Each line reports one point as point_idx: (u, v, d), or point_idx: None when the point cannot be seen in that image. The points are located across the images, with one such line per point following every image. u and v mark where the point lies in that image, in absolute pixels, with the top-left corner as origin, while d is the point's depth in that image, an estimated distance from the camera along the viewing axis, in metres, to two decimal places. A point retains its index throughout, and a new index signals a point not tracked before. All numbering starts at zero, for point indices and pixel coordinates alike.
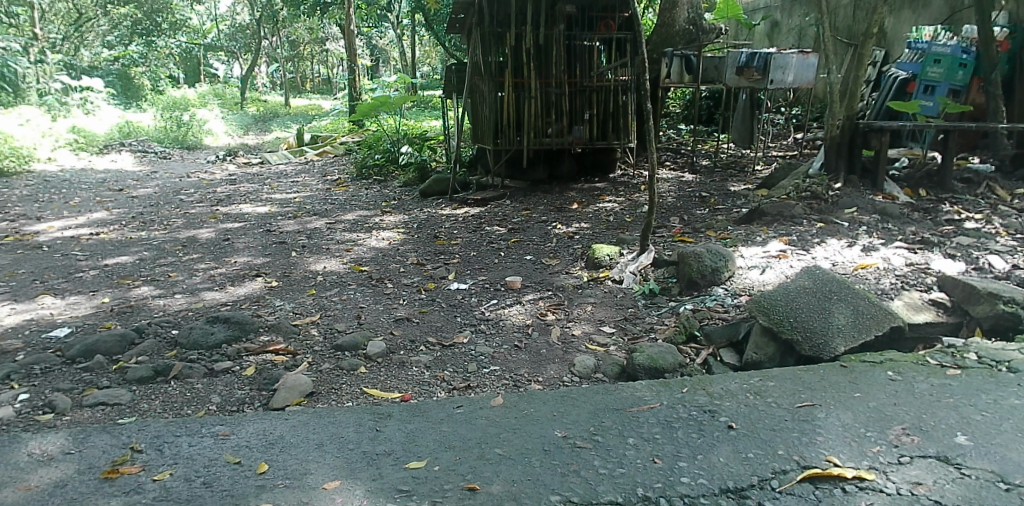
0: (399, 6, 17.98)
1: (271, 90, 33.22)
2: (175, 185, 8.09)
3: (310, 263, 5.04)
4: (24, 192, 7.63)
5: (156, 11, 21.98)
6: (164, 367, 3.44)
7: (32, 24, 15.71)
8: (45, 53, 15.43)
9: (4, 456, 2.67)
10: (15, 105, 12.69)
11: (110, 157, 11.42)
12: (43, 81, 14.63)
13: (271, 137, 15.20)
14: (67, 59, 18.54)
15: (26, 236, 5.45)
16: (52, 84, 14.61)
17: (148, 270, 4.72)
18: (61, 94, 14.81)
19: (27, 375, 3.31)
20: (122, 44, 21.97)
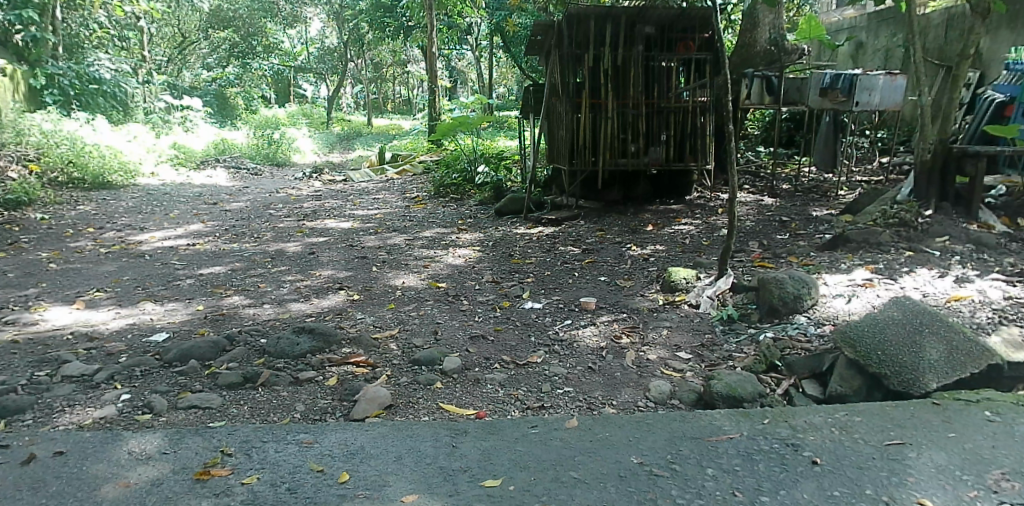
0: (479, 28, 18.36)
1: (354, 110, 34.46)
2: (265, 200, 8.48)
3: (390, 278, 5.18)
4: (130, 204, 8.15)
5: (251, 34, 23.26)
6: (253, 374, 3.58)
7: (141, 48, 16.90)
8: (152, 75, 16.61)
9: (108, 453, 2.84)
10: (124, 122, 13.62)
11: (206, 173, 12.10)
12: (149, 100, 15.69)
13: (354, 155, 15.73)
14: (171, 80, 19.87)
15: (130, 245, 5.82)
16: (156, 103, 15.64)
17: (239, 281, 4.95)
18: (164, 113, 15.83)
19: (129, 376, 3.51)
20: (219, 66, 23.18)
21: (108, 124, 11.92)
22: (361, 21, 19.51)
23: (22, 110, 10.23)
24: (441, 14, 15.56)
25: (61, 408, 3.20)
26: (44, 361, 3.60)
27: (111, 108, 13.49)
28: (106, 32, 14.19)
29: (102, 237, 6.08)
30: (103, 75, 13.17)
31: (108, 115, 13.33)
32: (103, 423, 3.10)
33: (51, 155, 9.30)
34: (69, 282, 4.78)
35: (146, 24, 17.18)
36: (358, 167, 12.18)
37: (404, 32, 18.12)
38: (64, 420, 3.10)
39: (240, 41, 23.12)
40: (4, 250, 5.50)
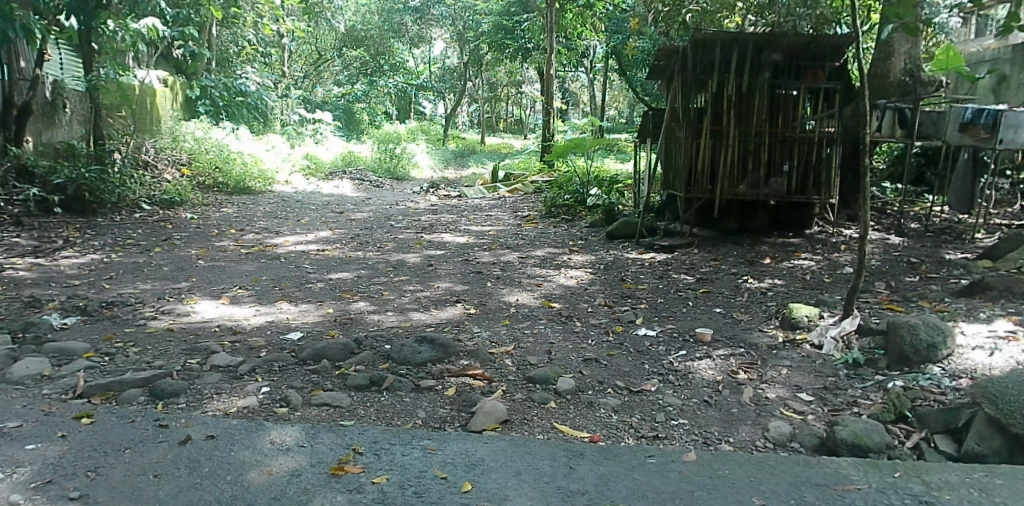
0: (595, 51, 18.57)
1: (467, 128, 35.45)
2: (387, 212, 8.88)
3: (504, 294, 5.27)
4: (267, 209, 8.75)
5: (378, 54, 24.58)
6: (378, 378, 3.75)
7: (281, 63, 18.17)
8: (289, 89, 17.90)
9: (252, 441, 3.07)
10: (263, 133, 14.68)
11: (333, 183, 12.82)
12: (285, 113, 16.90)
13: (469, 172, 16.12)
14: (305, 94, 21.38)
15: (268, 247, 6.24)
16: (292, 117, 16.75)
17: (364, 287, 5.19)
18: (297, 125, 16.93)
19: (269, 370, 3.76)
20: (350, 82, 25.21)
21: (250, 134, 12.91)
22: (481, 41, 20.15)
23: (179, 118, 11.26)
24: (561, 37, 15.82)
25: (210, 395, 3.48)
26: (194, 351, 3.91)
27: (253, 119, 14.56)
28: (252, 49, 15.39)
29: (243, 238, 6.56)
30: (248, 88, 14.25)
31: (250, 125, 14.43)
32: (246, 412, 3.34)
33: (202, 161, 10.18)
34: (215, 278, 5.18)
35: (287, 42, 18.54)
36: (472, 184, 12.54)
37: (524, 53, 18.58)
38: (212, 407, 3.37)
39: (369, 59, 24.54)
40: (160, 245, 6.05)
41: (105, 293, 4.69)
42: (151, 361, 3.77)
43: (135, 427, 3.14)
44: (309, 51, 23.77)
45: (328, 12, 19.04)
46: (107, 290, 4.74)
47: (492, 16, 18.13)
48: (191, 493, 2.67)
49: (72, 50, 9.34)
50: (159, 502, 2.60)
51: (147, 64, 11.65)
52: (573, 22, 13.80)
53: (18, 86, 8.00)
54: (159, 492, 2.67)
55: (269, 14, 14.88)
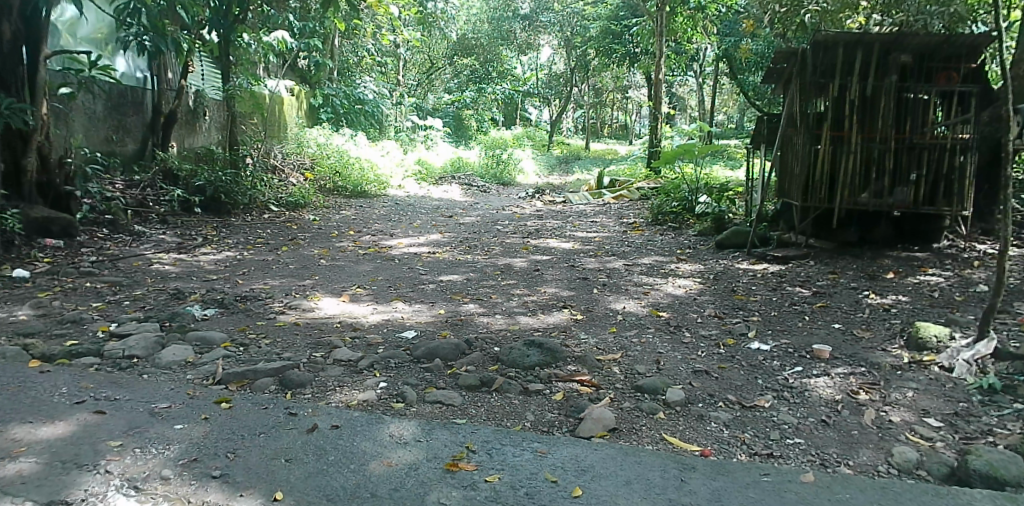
0: (706, 55, 18.13)
1: (571, 134, 35.52)
2: (494, 216, 9.06)
3: (611, 301, 5.26)
4: (382, 212, 9.15)
5: (488, 61, 25.03)
6: (488, 379, 3.84)
7: (396, 72, 18.92)
8: (403, 97, 18.61)
9: (372, 433, 3.24)
10: (379, 139, 15.36)
11: (443, 188, 13.21)
12: (399, 120, 17.59)
13: (574, 178, 16.15)
14: (417, 102, 22.19)
15: (383, 248, 6.54)
16: (404, 124, 17.43)
17: (473, 290, 5.32)
18: (410, 131, 17.60)
19: (386, 366, 3.95)
20: (459, 90, 24.74)
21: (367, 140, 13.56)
22: (589, 47, 20.14)
23: (303, 126, 12.02)
24: (672, 41, 15.57)
25: (333, 387, 3.69)
26: (318, 344, 4.16)
27: (369, 126, 15.26)
28: (371, 60, 16.21)
29: (361, 239, 6.90)
30: (366, 97, 14.97)
31: (367, 132, 15.14)
32: (366, 405, 3.52)
33: (323, 166, 10.80)
34: (336, 277, 5.48)
35: (403, 52, 19.30)
36: (578, 190, 12.56)
37: (633, 57, 18.43)
38: (335, 398, 3.57)
39: (479, 67, 24.87)
40: (287, 244, 6.47)
41: (240, 287, 5.07)
42: (280, 352, 4.04)
43: (267, 413, 3.38)
44: (421, 60, 23.46)
45: (442, 22, 19.63)
46: (241, 285, 5.12)
47: (600, 21, 18.06)
48: (319, 479, 2.85)
49: (213, 63, 10.16)
50: (291, 485, 2.80)
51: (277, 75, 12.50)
52: (685, 26, 13.55)
53: (165, 96, 8.76)
54: (290, 476, 2.87)
55: (387, 24, 15.56)
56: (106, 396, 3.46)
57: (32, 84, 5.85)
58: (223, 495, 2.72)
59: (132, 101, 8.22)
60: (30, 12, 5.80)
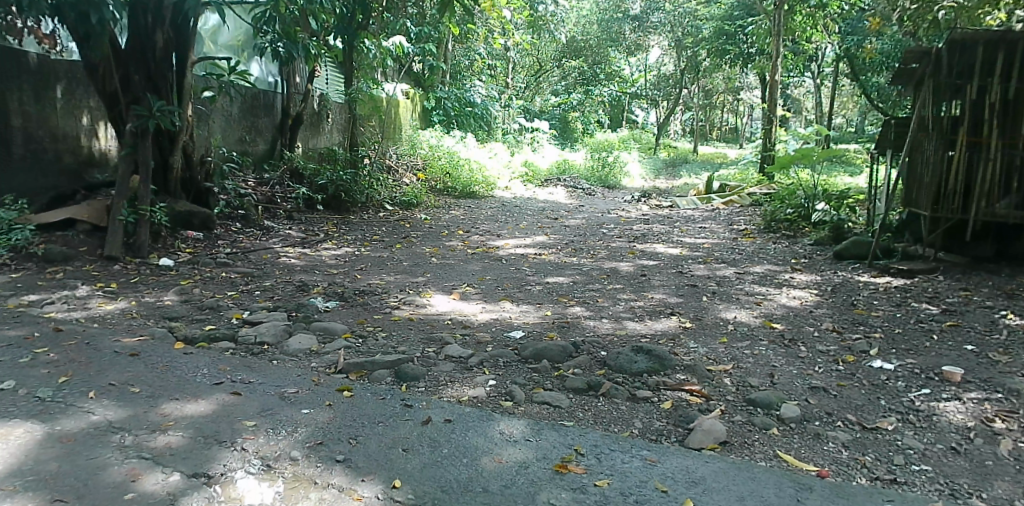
0: (826, 54, 17.23)
1: (678, 137, 34.76)
2: (599, 219, 9.04)
3: (721, 310, 5.12)
4: (489, 213, 9.32)
5: (596, 62, 25.13)
6: (596, 383, 3.84)
7: (504, 75, 19.20)
8: (511, 100, 18.95)
9: (484, 429, 3.33)
10: (488, 141, 15.67)
11: (548, 190, 13.32)
12: (506, 122, 17.90)
13: (682, 182, 15.82)
14: (524, 104, 22.51)
15: (491, 248, 6.68)
16: (511, 126, 17.68)
17: (580, 293, 5.34)
18: (517, 133, 17.85)
19: (495, 365, 4.03)
20: (566, 92, 25.40)
21: (477, 142, 13.91)
22: (700, 48, 19.64)
23: (416, 128, 12.47)
24: (790, 41, 14.93)
25: (445, 382, 3.82)
26: (430, 340, 4.31)
27: (478, 128, 15.60)
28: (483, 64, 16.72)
29: (469, 239, 7.08)
30: (476, 99, 15.31)
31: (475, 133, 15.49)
32: (476, 402, 3.62)
33: (435, 167, 11.16)
34: (446, 275, 5.65)
35: (511, 56, 19.56)
36: (686, 194, 12.31)
37: (747, 57, 17.94)
38: (447, 393, 3.70)
39: (587, 69, 25.11)
40: (400, 242, 6.74)
41: (358, 282, 5.33)
42: (395, 345, 4.22)
43: (385, 404, 3.55)
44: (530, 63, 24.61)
45: (552, 26, 19.75)
46: (359, 280, 5.38)
47: (713, 21, 17.58)
48: (434, 470, 2.96)
49: (336, 67, 10.72)
50: (408, 474, 2.93)
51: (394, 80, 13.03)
52: (804, 25, 12.96)
53: (293, 99, 9.32)
54: (407, 465, 3.00)
55: (498, 28, 15.90)
56: (241, 379, 3.75)
57: (181, 88, 6.39)
58: (346, 479, 2.89)
59: (264, 104, 8.81)
60: (179, 21, 6.34)
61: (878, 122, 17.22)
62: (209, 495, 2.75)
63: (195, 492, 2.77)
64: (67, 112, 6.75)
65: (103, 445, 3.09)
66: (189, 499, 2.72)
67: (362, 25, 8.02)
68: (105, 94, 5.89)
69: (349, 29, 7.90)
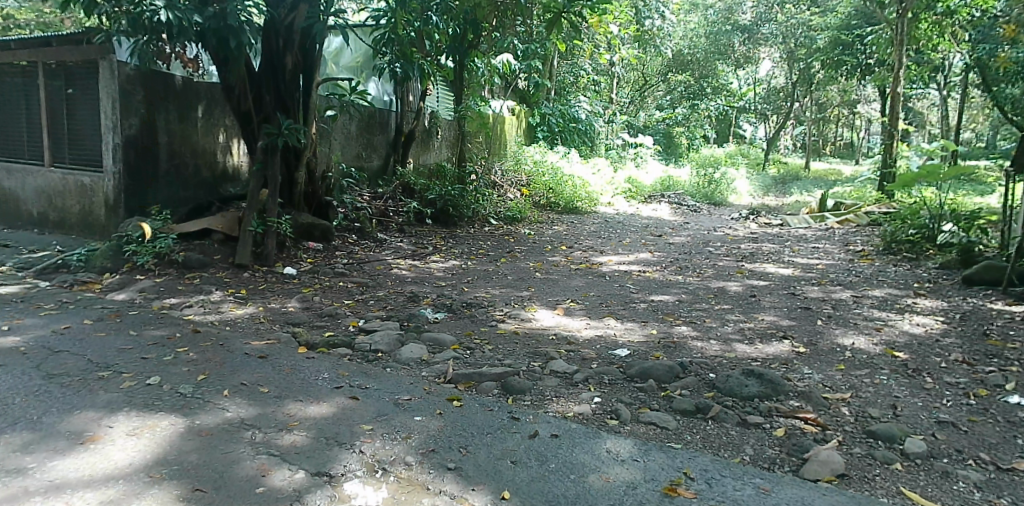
0: (956, 63, 16.06)
1: (789, 152, 33.40)
2: (705, 237, 8.85)
3: (837, 336, 4.89)
4: (591, 229, 9.32)
5: (703, 77, 24.62)
6: (704, 405, 3.77)
7: (609, 90, 19.23)
8: (615, 115, 18.97)
9: (591, 447, 3.34)
10: (591, 157, 15.71)
11: (652, 206, 13.15)
12: (609, 138, 17.86)
13: (793, 199, 15.17)
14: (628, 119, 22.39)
15: (594, 264, 6.69)
16: (615, 142, 17.65)
17: (686, 312, 5.25)
18: (621, 149, 17.79)
19: (600, 382, 4.04)
20: (671, 106, 25.27)
21: (580, 158, 14.02)
22: (813, 59, 18.84)
23: (520, 144, 12.68)
24: (914, 50, 14.06)
25: (550, 397, 3.86)
26: (535, 355, 4.37)
27: (582, 143, 15.68)
28: (588, 79, 16.92)
29: (573, 255, 7.12)
30: (581, 115, 15.43)
31: (578, 149, 15.56)
32: (582, 418, 3.64)
33: (539, 183, 11.32)
34: (551, 290, 5.72)
35: (617, 71, 19.57)
36: (797, 212, 11.82)
37: (865, 68, 17.13)
38: (553, 408, 3.74)
39: (694, 83, 24.74)
40: (504, 256, 6.87)
41: (465, 294, 5.48)
42: (502, 358, 4.32)
43: (493, 416, 3.63)
44: (635, 78, 24.41)
45: (658, 40, 19.61)
46: (465, 293, 5.53)
47: (828, 32, 16.86)
48: (542, 484, 3.00)
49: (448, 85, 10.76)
50: (516, 486, 2.99)
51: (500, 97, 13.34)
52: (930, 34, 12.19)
53: (406, 116, 9.75)
54: (516, 477, 3.06)
55: (603, 44, 15.99)
56: (359, 384, 3.95)
57: (306, 107, 6.79)
58: (457, 487, 2.98)
59: (379, 122, 9.28)
60: (307, 45, 6.72)
61: (1015, 136, 15.85)
62: (331, 494, 2.91)
63: (319, 490, 2.94)
64: (207, 130, 7.38)
65: (237, 440, 3.34)
66: (312, 496, 2.89)
67: (472, 44, 8.26)
68: (239, 114, 6.41)
69: (460, 48, 8.18)
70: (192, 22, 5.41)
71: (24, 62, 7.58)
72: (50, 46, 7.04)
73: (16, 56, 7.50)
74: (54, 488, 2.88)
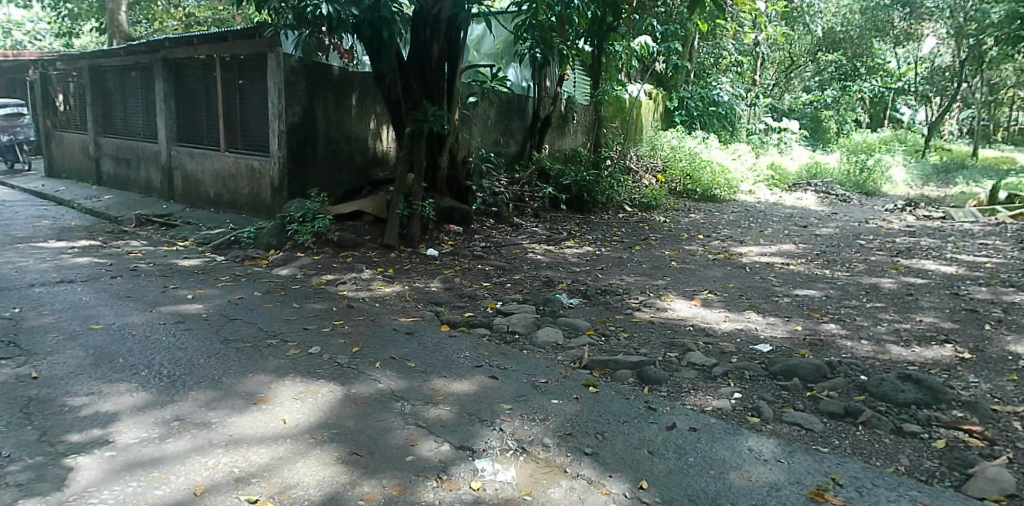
0: None
1: (954, 137, 30.27)
2: (855, 229, 8.31)
3: (1009, 342, 4.44)
4: (729, 218, 9.01)
5: (856, 57, 22.68)
6: (854, 409, 3.58)
7: (752, 72, 18.40)
8: (758, 98, 18.09)
9: (732, 443, 3.29)
10: (730, 142, 15.16)
11: (796, 195, 12.53)
12: (750, 122, 17.12)
13: (957, 189, 13.79)
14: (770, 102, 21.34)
15: (733, 255, 6.48)
16: (756, 127, 16.90)
17: (834, 309, 4.98)
18: (763, 134, 17.08)
19: (740, 377, 3.95)
20: (821, 88, 23.74)
21: (719, 143, 13.60)
22: (987, 32, 16.94)
23: (657, 129, 12.48)
24: None
25: (688, 389, 3.83)
26: (672, 345, 4.34)
27: (721, 128, 15.17)
28: (730, 60, 16.21)
29: (710, 244, 6.94)
30: (722, 98, 14.93)
31: (719, 134, 15.11)
32: (721, 413, 3.58)
33: (675, 169, 11.09)
34: (688, 279, 5.62)
35: (761, 52, 18.68)
36: (963, 204, 10.76)
37: None
38: (690, 401, 3.70)
39: (846, 63, 22.98)
40: (639, 243, 6.82)
41: (599, 281, 5.51)
42: (638, 347, 4.32)
43: (630, 404, 3.66)
44: (780, 58, 23.34)
45: (807, 18, 18.48)
46: (599, 279, 5.56)
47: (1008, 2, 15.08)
48: (680, 478, 3.00)
49: (584, 71, 11.02)
50: (654, 477, 3.01)
51: (635, 80, 13.15)
52: None
53: (544, 102, 9.91)
54: (654, 467, 3.08)
55: (748, 22, 15.22)
56: (498, 364, 4.11)
57: (450, 95, 7.05)
58: (595, 472, 3.04)
59: (517, 108, 9.51)
60: (452, 33, 6.94)
61: None
62: (476, 469, 3.07)
63: (464, 463, 3.11)
64: (360, 118, 7.85)
65: (388, 410, 3.59)
66: (457, 468, 3.06)
67: (611, 26, 8.18)
68: (389, 102, 6.79)
69: (599, 32, 8.16)
70: (349, 14, 5.76)
71: (205, 57, 8.42)
72: (226, 42, 7.78)
73: (198, 52, 8.35)
74: (234, 442, 3.24)
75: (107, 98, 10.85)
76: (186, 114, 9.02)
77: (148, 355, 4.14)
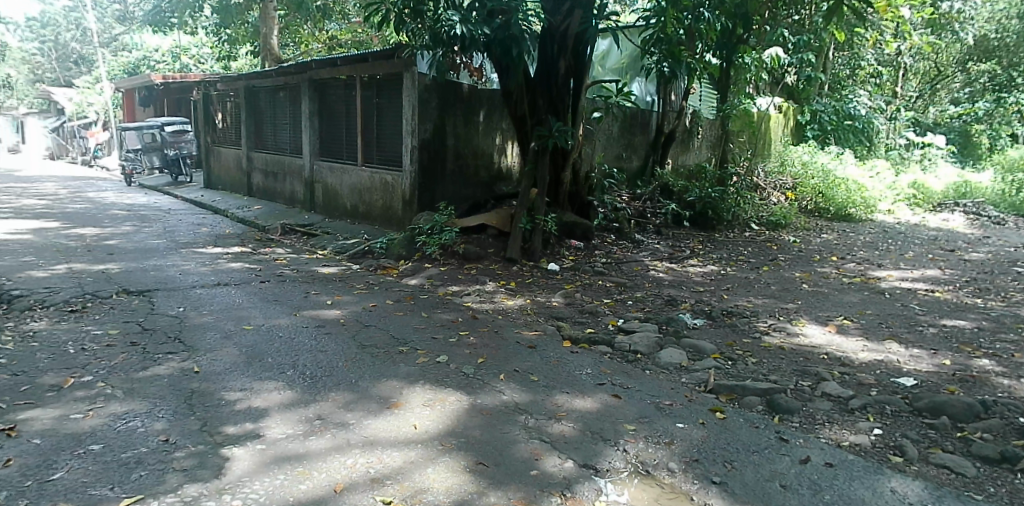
0: None
1: None
2: (1012, 254, 7.60)
3: None
4: (866, 239, 8.52)
5: (1014, 65, 19.91)
6: (1013, 454, 3.26)
7: (893, 83, 17.25)
8: (899, 110, 16.94)
9: (872, 483, 3.11)
10: (867, 158, 14.34)
11: (942, 215, 11.73)
12: (890, 136, 16.03)
13: None
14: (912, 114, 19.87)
15: (871, 279, 6.14)
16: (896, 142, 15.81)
17: (988, 342, 4.60)
18: (904, 149, 16.03)
19: (881, 412, 3.74)
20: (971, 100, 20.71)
21: (855, 159, 12.91)
22: None
23: (787, 144, 12.05)
24: None
25: (823, 421, 3.67)
26: (805, 373, 4.17)
27: (857, 143, 14.44)
28: (869, 71, 15.29)
29: (844, 266, 6.60)
30: (858, 111, 14.22)
31: (854, 149, 14.38)
32: (858, 449, 3.41)
33: (806, 186, 10.67)
34: (820, 304, 5.38)
35: (904, 62, 17.46)
36: None
37: None
38: (825, 434, 3.55)
39: (1001, 72, 20.13)
40: (767, 264, 6.60)
41: (725, 302, 5.39)
42: (767, 373, 4.19)
43: (760, 433, 3.56)
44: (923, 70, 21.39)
45: (957, 24, 17.08)
46: (725, 300, 5.43)
47: None
48: None
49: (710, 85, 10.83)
50: None
51: (764, 93, 12.73)
52: None
53: (668, 116, 9.90)
54: (786, 502, 2.97)
55: (891, 31, 14.29)
56: (621, 383, 4.12)
57: (574, 111, 7.12)
58: (723, 503, 2.98)
59: (641, 122, 9.60)
60: (579, 49, 7.00)
61: None
62: (600, 488, 3.09)
63: (588, 481, 3.14)
64: (486, 133, 8.10)
65: (514, 423, 3.69)
66: (581, 487, 3.10)
67: (741, 38, 7.97)
68: (515, 118, 6.97)
69: (727, 44, 8.04)
70: (481, 33, 5.96)
71: (346, 77, 9.00)
72: (366, 63, 8.28)
73: (341, 72, 8.94)
74: (370, 443, 3.44)
75: (258, 116, 11.84)
76: (328, 131, 9.67)
77: (292, 356, 4.47)
